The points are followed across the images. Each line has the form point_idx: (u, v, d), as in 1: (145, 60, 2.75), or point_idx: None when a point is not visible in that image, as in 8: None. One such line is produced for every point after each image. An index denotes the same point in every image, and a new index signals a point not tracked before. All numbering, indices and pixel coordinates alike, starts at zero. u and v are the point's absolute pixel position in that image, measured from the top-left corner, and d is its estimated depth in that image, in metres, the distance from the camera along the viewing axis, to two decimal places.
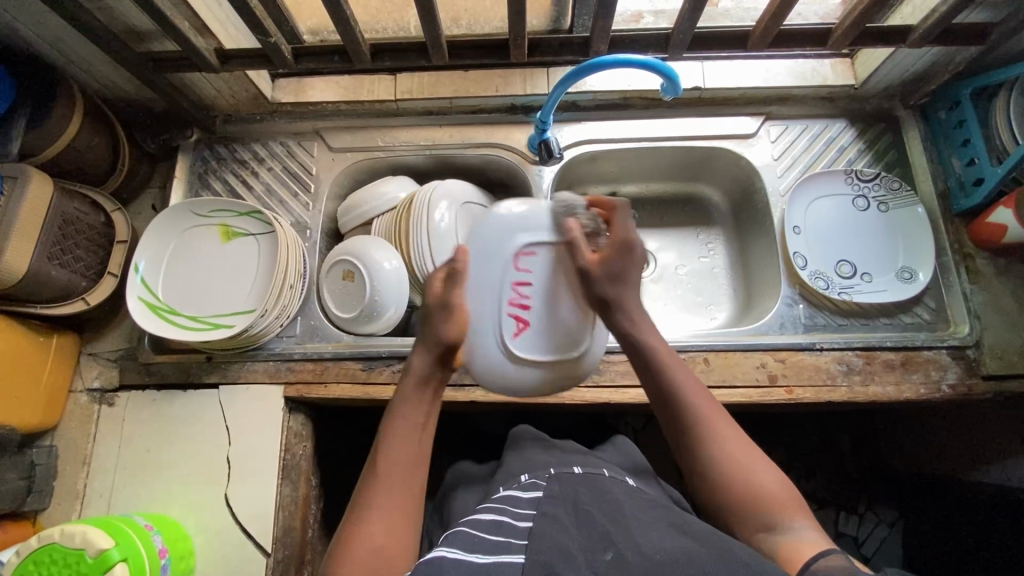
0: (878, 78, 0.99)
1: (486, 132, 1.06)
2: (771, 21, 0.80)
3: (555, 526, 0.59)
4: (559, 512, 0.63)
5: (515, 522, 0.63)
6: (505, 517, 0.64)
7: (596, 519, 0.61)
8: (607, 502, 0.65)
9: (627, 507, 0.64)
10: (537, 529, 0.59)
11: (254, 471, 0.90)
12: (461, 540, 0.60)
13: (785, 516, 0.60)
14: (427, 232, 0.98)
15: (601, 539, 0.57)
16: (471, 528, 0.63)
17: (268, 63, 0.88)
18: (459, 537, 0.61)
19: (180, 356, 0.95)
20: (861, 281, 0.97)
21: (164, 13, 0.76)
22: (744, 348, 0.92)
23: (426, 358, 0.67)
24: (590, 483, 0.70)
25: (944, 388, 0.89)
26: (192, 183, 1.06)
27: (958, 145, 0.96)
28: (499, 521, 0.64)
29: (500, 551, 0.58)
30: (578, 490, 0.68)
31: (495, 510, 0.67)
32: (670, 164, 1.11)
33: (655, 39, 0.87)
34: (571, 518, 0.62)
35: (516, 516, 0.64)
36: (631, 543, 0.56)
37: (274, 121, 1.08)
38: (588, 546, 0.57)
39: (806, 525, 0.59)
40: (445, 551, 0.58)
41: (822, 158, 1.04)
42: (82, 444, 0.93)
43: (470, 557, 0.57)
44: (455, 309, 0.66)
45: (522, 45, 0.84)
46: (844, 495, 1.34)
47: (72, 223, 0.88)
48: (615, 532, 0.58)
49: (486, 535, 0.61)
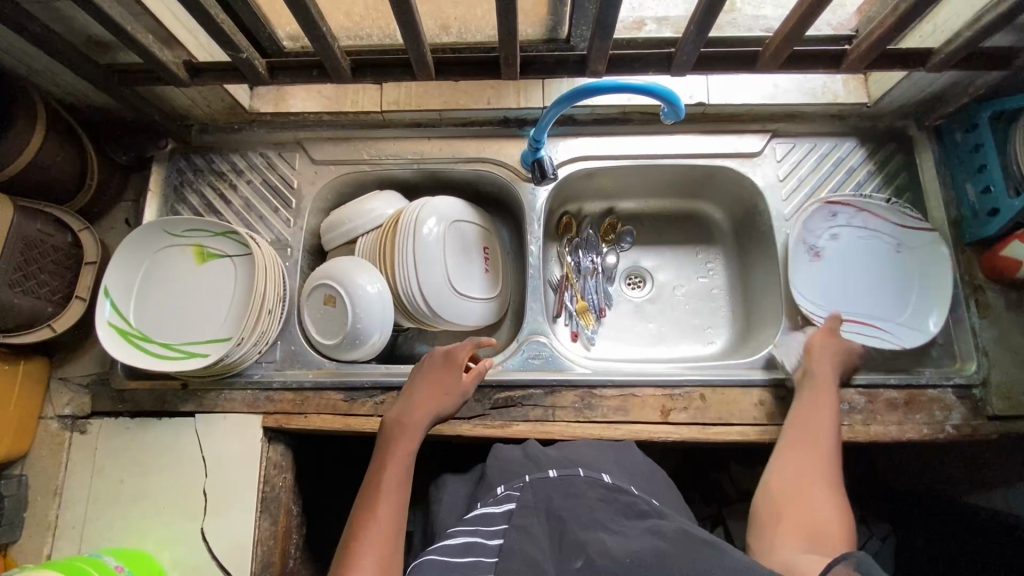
0: (893, 98, 0.93)
1: (477, 146, 1.01)
2: (784, 43, 0.74)
3: (526, 540, 0.58)
4: (532, 523, 0.61)
5: (487, 541, 0.59)
6: (477, 536, 0.61)
7: (567, 527, 0.59)
8: (581, 508, 0.62)
9: (599, 512, 0.62)
10: (506, 546, 0.58)
11: (231, 504, 0.87)
12: (428, 566, 0.57)
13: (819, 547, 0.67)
14: (410, 249, 0.94)
15: (572, 546, 0.56)
16: (440, 554, 0.59)
17: (242, 78, 0.82)
18: (428, 563, 0.58)
19: (155, 382, 0.92)
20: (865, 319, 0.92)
21: (124, 28, 0.70)
22: (743, 384, 0.89)
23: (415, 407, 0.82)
24: (563, 485, 0.66)
25: (948, 429, 0.86)
26: (168, 197, 1.01)
27: (974, 170, 0.91)
28: (471, 542, 0.60)
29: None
30: (551, 495, 0.65)
31: (468, 529, 0.63)
32: (671, 181, 1.06)
33: (657, 58, 0.81)
34: (543, 530, 0.60)
35: (489, 534, 0.61)
36: (600, 548, 0.55)
37: (252, 130, 1.02)
38: (558, 557, 0.56)
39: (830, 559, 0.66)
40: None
41: (830, 180, 0.99)
42: (53, 473, 0.90)
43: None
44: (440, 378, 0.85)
45: (514, 63, 0.78)
46: None
47: (35, 247, 0.83)
48: (585, 539, 0.57)
49: (456, 558, 0.58)
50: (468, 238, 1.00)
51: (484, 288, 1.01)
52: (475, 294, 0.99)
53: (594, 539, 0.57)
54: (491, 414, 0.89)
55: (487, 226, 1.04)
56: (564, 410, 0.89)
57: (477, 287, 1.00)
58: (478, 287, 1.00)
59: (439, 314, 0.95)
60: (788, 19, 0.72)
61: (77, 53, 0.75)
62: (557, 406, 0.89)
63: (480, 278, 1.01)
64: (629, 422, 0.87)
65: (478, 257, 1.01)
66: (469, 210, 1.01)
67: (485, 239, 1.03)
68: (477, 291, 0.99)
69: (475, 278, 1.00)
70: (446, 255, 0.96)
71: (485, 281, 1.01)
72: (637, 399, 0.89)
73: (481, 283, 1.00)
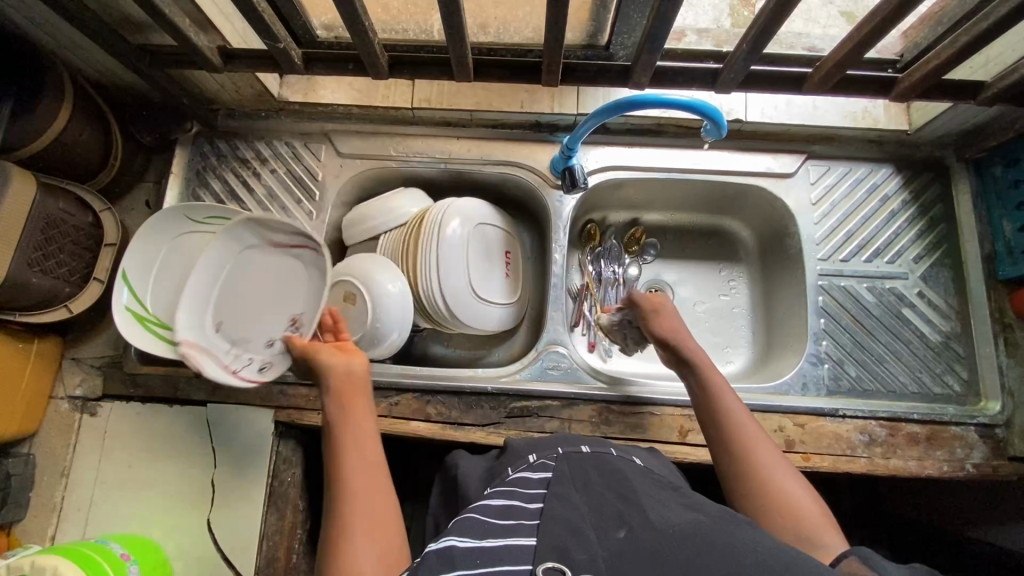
0: (934, 127, 0.91)
1: (506, 149, 0.99)
2: (835, 69, 0.73)
3: (564, 505, 0.53)
4: (570, 494, 0.55)
5: (525, 506, 0.54)
6: (515, 500, 0.55)
7: (607, 498, 0.54)
8: (621, 482, 0.57)
9: (642, 484, 0.57)
10: (548, 509, 0.52)
11: (239, 497, 0.86)
12: (470, 526, 0.51)
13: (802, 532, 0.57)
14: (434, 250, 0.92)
15: (613, 518, 0.51)
16: (480, 514, 0.53)
17: (276, 67, 0.80)
18: (463, 525, 0.52)
19: (167, 369, 0.90)
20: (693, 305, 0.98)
21: (163, 12, 0.68)
22: (764, 409, 0.88)
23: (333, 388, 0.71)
24: (599, 463, 0.61)
25: (968, 468, 0.85)
26: (190, 181, 0.99)
27: (1011, 207, 0.90)
28: (509, 505, 0.54)
29: (510, 536, 0.49)
30: (588, 469, 0.60)
31: (504, 493, 0.57)
32: (700, 196, 1.04)
33: (702, 74, 0.79)
34: (582, 501, 0.54)
35: (527, 499, 0.55)
36: (643, 520, 0.49)
37: (279, 119, 1.01)
38: (600, 523, 0.50)
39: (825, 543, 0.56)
40: (454, 539, 0.49)
41: (863, 206, 0.97)
42: (61, 454, 0.89)
43: (481, 545, 0.48)
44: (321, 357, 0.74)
45: (556, 71, 0.77)
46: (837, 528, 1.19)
47: (56, 226, 0.82)
48: (627, 510, 0.51)
49: (495, 519, 0.52)
50: (490, 241, 0.98)
51: (505, 293, 0.99)
52: (496, 298, 0.97)
53: (636, 510, 0.51)
54: (506, 423, 0.88)
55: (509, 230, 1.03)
56: (580, 424, 0.88)
57: (498, 291, 0.98)
58: (500, 290, 0.98)
59: (459, 316, 0.94)
60: (843, 44, 0.70)
61: (111, 32, 0.73)
62: (574, 419, 0.88)
63: (502, 281, 0.99)
64: (646, 441, 0.87)
65: (499, 261, 0.99)
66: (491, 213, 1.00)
67: (505, 242, 1.01)
68: (498, 294, 0.98)
69: (497, 281, 0.98)
70: (468, 258, 0.94)
71: (506, 285, 1.00)
72: (655, 417, 0.88)
73: (502, 286, 0.99)
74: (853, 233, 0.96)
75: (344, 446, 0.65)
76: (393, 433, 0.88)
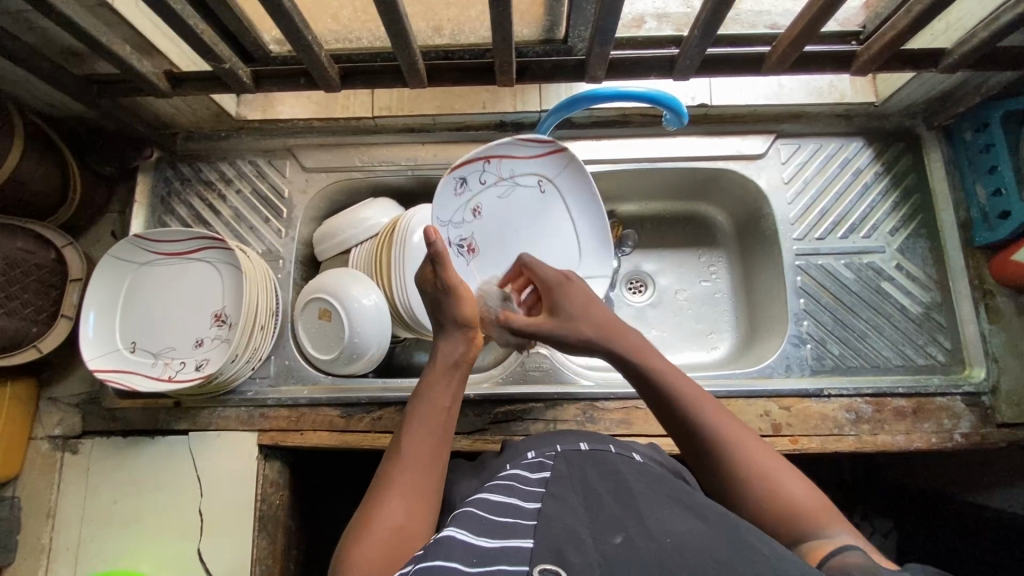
0: (901, 97, 0.90)
1: (472, 151, 0.98)
2: (791, 48, 0.72)
3: (562, 509, 0.50)
4: (568, 494, 0.53)
5: (523, 505, 0.52)
6: (512, 497, 0.53)
7: (607, 500, 0.51)
8: (619, 483, 0.54)
9: (642, 485, 0.53)
10: (545, 511, 0.50)
11: (227, 524, 0.85)
12: (468, 521, 0.49)
13: (810, 525, 0.52)
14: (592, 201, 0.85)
15: (610, 521, 0.48)
16: (478, 508, 0.52)
17: (226, 87, 0.79)
18: (463, 518, 0.50)
19: (147, 401, 0.89)
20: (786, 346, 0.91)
21: (99, 41, 0.66)
22: (748, 394, 0.87)
23: (454, 340, 0.69)
24: (598, 461, 0.59)
25: (956, 438, 0.85)
26: (155, 208, 0.98)
27: (984, 171, 0.88)
28: (507, 501, 0.53)
29: (508, 537, 0.47)
30: (586, 468, 0.57)
31: (502, 487, 0.55)
32: (672, 184, 1.03)
33: (659, 62, 0.78)
34: (580, 499, 0.52)
35: (525, 496, 0.53)
36: (641, 526, 0.46)
37: (239, 138, 0.99)
38: (597, 527, 0.47)
39: (843, 532, 0.51)
40: (452, 531, 0.48)
41: (836, 182, 0.96)
42: (46, 494, 0.88)
43: (476, 544, 0.46)
44: (458, 288, 0.68)
45: (509, 71, 0.75)
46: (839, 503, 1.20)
47: (17, 266, 0.80)
48: (625, 515, 0.48)
49: (494, 516, 0.50)
50: (492, 220, 0.83)
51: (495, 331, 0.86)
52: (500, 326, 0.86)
53: (635, 515, 0.48)
54: (491, 429, 0.87)
55: (509, 164, 0.82)
56: (565, 423, 0.87)
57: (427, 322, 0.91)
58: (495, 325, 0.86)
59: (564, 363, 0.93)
60: (797, 21, 0.69)
61: (53, 64, 0.72)
62: (559, 420, 0.87)
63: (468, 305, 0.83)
64: (632, 436, 0.86)
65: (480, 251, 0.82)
66: (426, 232, 0.64)
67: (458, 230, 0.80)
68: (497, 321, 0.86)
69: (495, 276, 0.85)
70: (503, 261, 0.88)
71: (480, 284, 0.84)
72: (639, 412, 0.87)
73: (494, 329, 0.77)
74: (827, 211, 0.95)
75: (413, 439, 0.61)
76: (378, 448, 0.87)
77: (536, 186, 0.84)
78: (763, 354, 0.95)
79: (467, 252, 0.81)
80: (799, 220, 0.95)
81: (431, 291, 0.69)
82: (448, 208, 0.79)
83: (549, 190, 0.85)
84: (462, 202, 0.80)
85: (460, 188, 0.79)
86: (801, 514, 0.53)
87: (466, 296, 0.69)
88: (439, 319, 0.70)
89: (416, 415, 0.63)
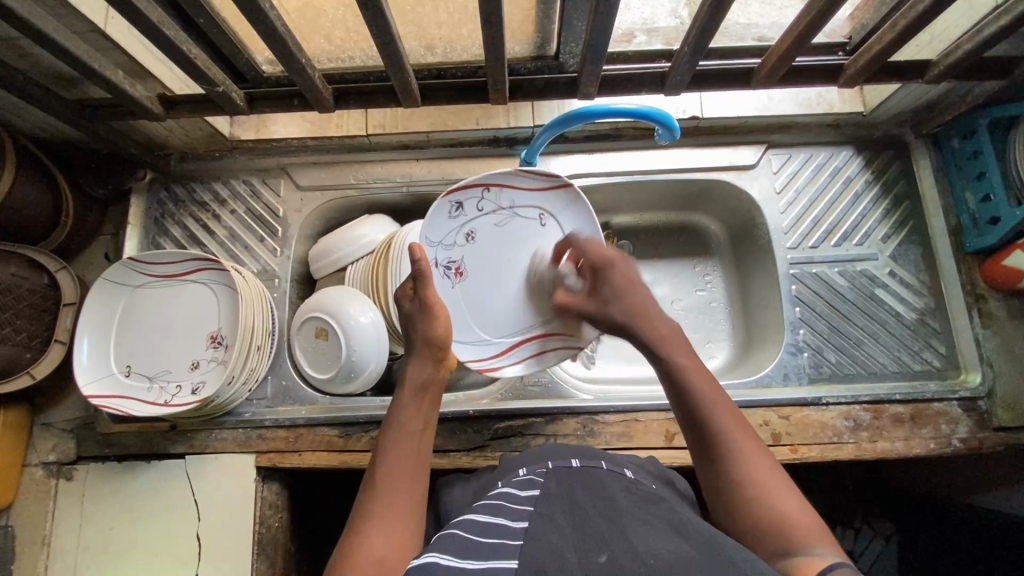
0: (888, 107, 0.92)
1: (466, 167, 0.99)
2: (779, 64, 0.73)
3: (549, 527, 0.50)
4: (556, 512, 0.52)
5: (510, 524, 0.51)
6: (500, 517, 0.53)
7: (594, 517, 0.50)
8: (607, 501, 0.53)
9: (629, 502, 0.53)
10: (533, 530, 0.50)
11: (226, 548, 0.84)
12: (453, 545, 0.49)
13: (801, 541, 0.50)
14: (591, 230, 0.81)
15: (595, 540, 0.47)
16: (464, 531, 0.51)
17: (219, 109, 0.79)
18: (445, 544, 0.49)
19: (142, 424, 0.89)
20: (784, 355, 0.92)
21: (91, 68, 0.67)
22: (747, 405, 0.87)
23: (423, 361, 0.70)
24: (587, 477, 0.58)
25: (955, 443, 0.85)
26: (149, 229, 0.98)
27: (972, 178, 0.90)
28: (494, 522, 0.52)
29: (492, 558, 0.47)
30: (574, 484, 0.57)
31: (490, 507, 0.55)
32: (666, 195, 1.04)
33: (651, 77, 0.79)
34: (567, 517, 0.51)
35: (512, 515, 0.53)
36: (625, 545, 0.46)
37: (233, 158, 0.99)
38: (582, 547, 0.47)
39: (828, 552, 0.49)
40: (434, 558, 0.47)
41: (827, 192, 0.97)
42: (40, 523, 0.87)
43: (460, 567, 0.46)
44: (433, 307, 0.72)
45: (502, 88, 0.76)
46: (841, 510, 1.19)
47: (10, 292, 0.80)
48: (611, 533, 0.48)
49: (480, 537, 0.50)
50: (486, 245, 0.83)
51: (471, 356, 0.82)
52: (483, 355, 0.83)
53: (620, 534, 0.47)
54: (491, 445, 0.87)
55: (508, 195, 0.83)
56: (565, 438, 0.87)
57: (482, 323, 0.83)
58: (470, 354, 0.82)
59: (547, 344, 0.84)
60: (785, 36, 0.70)
61: (46, 91, 0.72)
62: (559, 434, 0.87)
63: (467, 313, 0.82)
64: (633, 450, 0.86)
65: (467, 278, 0.83)
66: (409, 249, 0.69)
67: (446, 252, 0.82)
68: (480, 350, 0.83)
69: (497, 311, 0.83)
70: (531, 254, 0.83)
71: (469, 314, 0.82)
72: (639, 424, 0.87)
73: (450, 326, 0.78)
74: (819, 220, 0.96)
75: (388, 464, 0.61)
76: None
77: (536, 220, 0.83)
78: (761, 363, 0.95)
79: (454, 276, 0.82)
80: (792, 229, 0.96)
81: (408, 307, 0.73)
82: (440, 230, 0.82)
83: (550, 223, 0.83)
84: (454, 225, 0.83)
85: (455, 211, 0.82)
86: (791, 529, 0.51)
87: (441, 318, 0.72)
88: (410, 336, 0.73)
89: (391, 440, 0.63)
